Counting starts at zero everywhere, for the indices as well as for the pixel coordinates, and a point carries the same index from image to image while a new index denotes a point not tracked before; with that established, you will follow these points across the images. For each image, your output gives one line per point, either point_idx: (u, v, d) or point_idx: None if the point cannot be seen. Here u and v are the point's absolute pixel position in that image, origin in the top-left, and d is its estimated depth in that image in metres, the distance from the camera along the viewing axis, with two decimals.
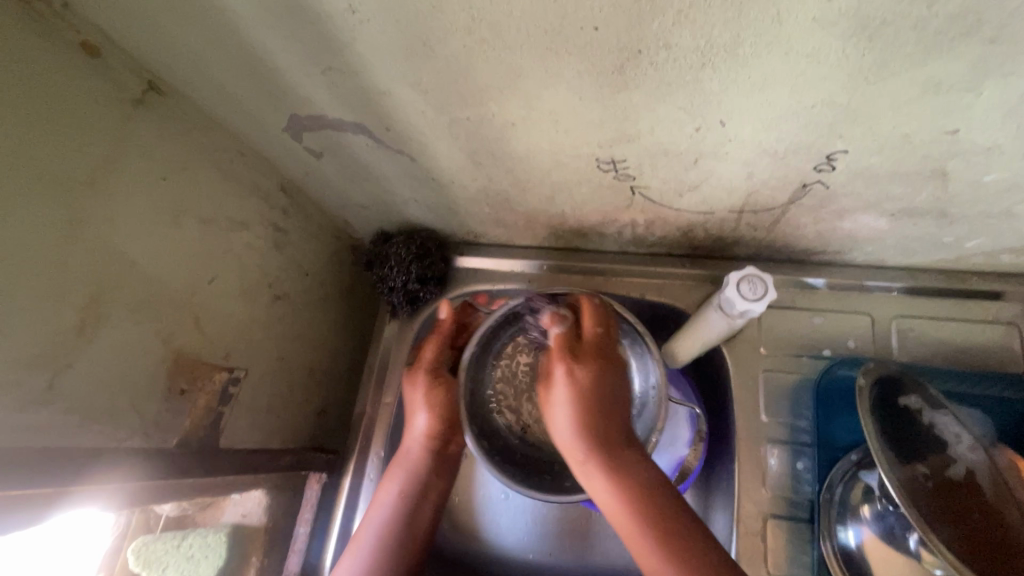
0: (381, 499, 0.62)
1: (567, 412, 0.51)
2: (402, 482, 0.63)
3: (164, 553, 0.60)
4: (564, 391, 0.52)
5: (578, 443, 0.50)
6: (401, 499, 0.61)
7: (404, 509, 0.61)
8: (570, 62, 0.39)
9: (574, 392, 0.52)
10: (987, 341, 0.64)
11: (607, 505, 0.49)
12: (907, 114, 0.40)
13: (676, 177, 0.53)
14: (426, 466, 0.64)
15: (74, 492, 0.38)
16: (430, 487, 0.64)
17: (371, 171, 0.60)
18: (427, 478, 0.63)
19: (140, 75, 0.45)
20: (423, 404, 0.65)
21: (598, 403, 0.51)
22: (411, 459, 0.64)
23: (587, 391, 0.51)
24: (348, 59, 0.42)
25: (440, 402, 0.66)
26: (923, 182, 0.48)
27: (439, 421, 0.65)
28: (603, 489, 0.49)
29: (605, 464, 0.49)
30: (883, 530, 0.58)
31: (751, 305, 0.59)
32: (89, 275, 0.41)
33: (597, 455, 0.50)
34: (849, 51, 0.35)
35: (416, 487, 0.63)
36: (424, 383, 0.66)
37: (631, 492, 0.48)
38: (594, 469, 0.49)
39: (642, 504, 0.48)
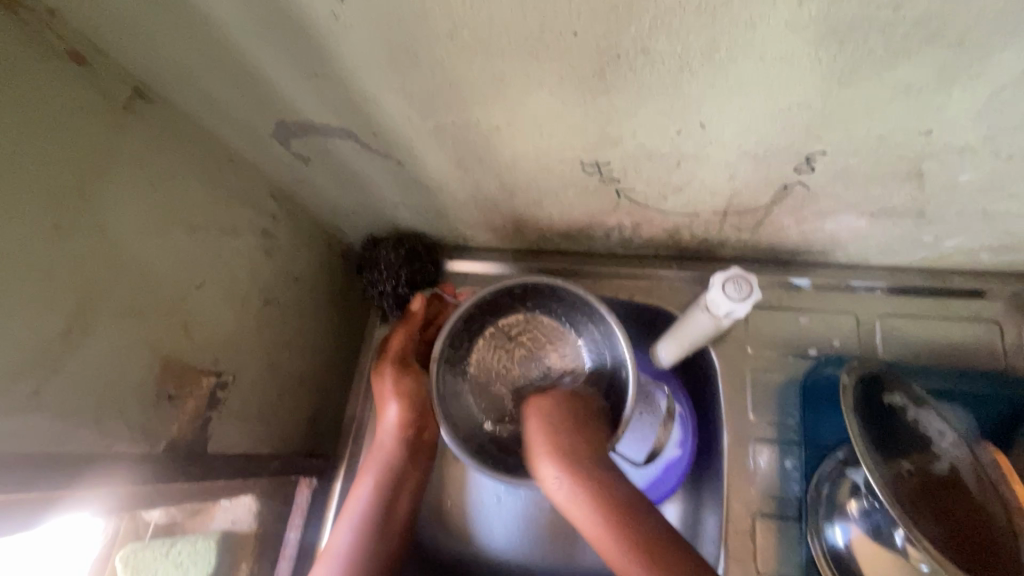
0: (359, 492, 0.62)
1: (549, 456, 0.55)
2: (377, 473, 0.62)
3: (153, 560, 0.62)
4: (540, 423, 0.58)
5: (562, 478, 0.54)
6: (376, 491, 0.61)
7: (380, 499, 0.61)
8: (552, 67, 0.40)
9: (553, 417, 0.58)
10: (969, 339, 0.66)
11: (590, 526, 0.53)
12: (881, 117, 0.41)
13: (659, 180, 0.54)
14: (400, 455, 0.64)
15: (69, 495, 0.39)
16: (404, 475, 0.63)
17: (360, 176, 0.61)
18: (401, 468, 0.63)
19: (126, 81, 0.45)
20: (392, 396, 0.66)
21: (572, 433, 0.56)
22: (383, 450, 0.64)
23: (560, 416, 0.57)
24: (334, 66, 0.43)
25: (411, 390, 0.67)
26: (900, 183, 0.49)
27: (406, 409, 0.65)
28: (596, 526, 0.52)
29: (595, 499, 0.53)
30: (870, 527, 0.58)
31: (735, 306, 0.60)
32: (77, 281, 0.41)
33: (589, 496, 0.53)
34: (822, 55, 0.36)
35: (390, 475, 0.62)
36: (391, 373, 0.68)
37: (630, 532, 0.51)
38: (585, 510, 0.53)
39: (638, 543, 0.50)
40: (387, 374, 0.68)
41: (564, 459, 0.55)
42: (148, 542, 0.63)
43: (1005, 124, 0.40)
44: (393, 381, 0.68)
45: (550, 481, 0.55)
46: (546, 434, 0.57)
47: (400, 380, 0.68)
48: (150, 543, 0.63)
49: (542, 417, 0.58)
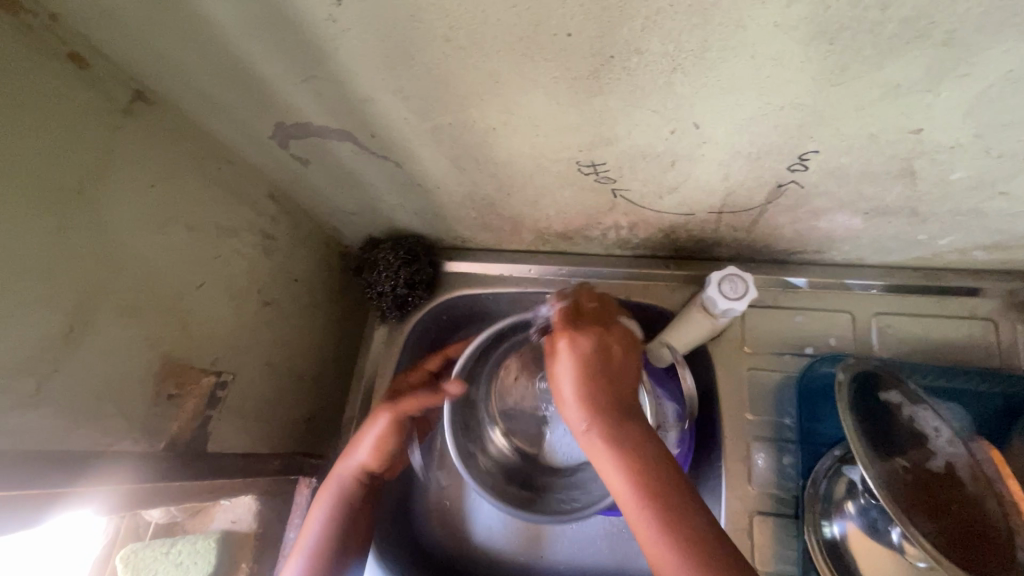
0: (313, 520, 0.61)
1: (574, 379, 0.49)
2: (330, 507, 0.61)
3: (153, 560, 0.62)
4: (566, 362, 0.51)
5: (577, 400, 0.49)
6: (331, 523, 0.60)
7: (332, 536, 0.60)
8: (547, 67, 0.40)
9: (583, 358, 0.50)
10: (966, 337, 0.66)
11: (619, 492, 0.45)
12: (872, 116, 0.42)
13: (655, 179, 0.54)
14: (358, 494, 0.63)
15: (47, 490, 0.38)
16: (359, 517, 0.62)
17: (358, 178, 0.61)
18: (357, 510, 0.62)
19: (127, 84, 0.46)
20: (372, 440, 0.64)
21: (604, 370, 0.50)
22: (345, 481, 0.63)
23: (587, 357, 0.50)
24: (331, 68, 0.44)
25: (393, 445, 0.65)
26: (893, 181, 0.50)
27: (380, 459, 0.64)
28: (613, 471, 0.46)
29: (605, 431, 0.47)
30: (866, 523, 0.59)
31: (732, 304, 0.61)
32: (78, 281, 0.42)
33: (600, 423, 0.47)
34: (810, 55, 0.36)
35: (347, 513, 0.61)
36: (386, 424, 0.65)
37: (638, 470, 0.45)
38: (593, 444, 0.47)
39: (649, 482, 0.45)
40: (394, 423, 0.65)
41: (587, 397, 0.48)
42: (150, 542, 0.63)
43: (996, 121, 0.41)
44: (387, 432, 0.65)
45: (565, 393, 0.50)
46: (573, 376, 0.50)
47: (387, 434, 0.65)
48: (151, 543, 0.63)
49: (572, 355, 0.51)
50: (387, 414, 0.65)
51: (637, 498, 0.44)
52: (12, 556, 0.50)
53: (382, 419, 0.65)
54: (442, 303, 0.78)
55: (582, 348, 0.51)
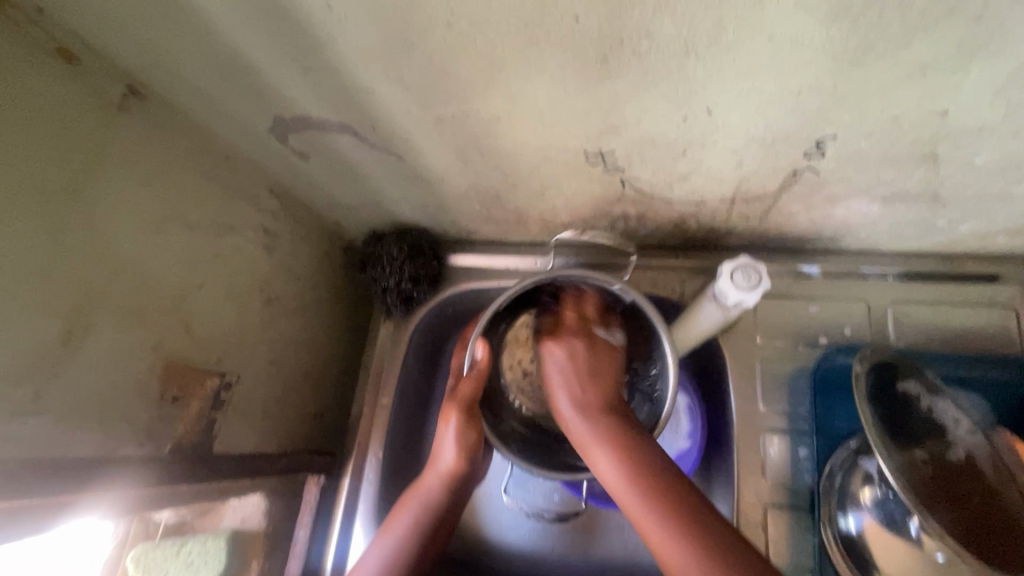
0: (393, 527, 0.59)
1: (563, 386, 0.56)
2: (419, 516, 0.60)
3: (164, 561, 0.60)
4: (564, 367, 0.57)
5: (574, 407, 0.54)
6: (412, 534, 0.59)
7: (415, 544, 0.59)
8: (552, 53, 0.39)
9: (569, 364, 0.57)
10: (985, 324, 0.64)
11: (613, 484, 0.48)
12: (894, 99, 0.40)
13: (665, 168, 0.52)
14: (441, 502, 0.61)
15: (22, 507, 0.35)
16: (441, 520, 0.62)
17: (359, 171, 0.60)
18: (441, 515, 0.61)
19: (118, 79, 0.44)
20: (452, 439, 0.61)
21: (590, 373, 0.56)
22: (430, 491, 0.61)
23: (577, 360, 0.57)
24: (329, 58, 0.42)
25: (471, 440, 0.61)
26: (914, 166, 0.48)
27: (464, 459, 0.62)
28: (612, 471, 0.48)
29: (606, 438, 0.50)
30: (883, 516, 0.56)
31: (745, 295, 0.59)
32: (73, 284, 0.41)
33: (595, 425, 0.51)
34: (832, 35, 0.35)
35: (431, 521, 0.60)
36: (458, 420, 0.61)
37: (639, 475, 0.47)
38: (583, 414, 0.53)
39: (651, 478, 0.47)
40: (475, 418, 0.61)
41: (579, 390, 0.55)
42: (158, 543, 0.60)
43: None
44: (464, 425, 0.61)
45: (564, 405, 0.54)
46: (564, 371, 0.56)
47: (467, 428, 0.61)
48: (161, 543, 0.60)
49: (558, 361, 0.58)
50: (455, 412, 0.61)
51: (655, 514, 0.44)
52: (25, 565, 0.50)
53: (453, 413, 0.61)
54: (447, 297, 0.77)
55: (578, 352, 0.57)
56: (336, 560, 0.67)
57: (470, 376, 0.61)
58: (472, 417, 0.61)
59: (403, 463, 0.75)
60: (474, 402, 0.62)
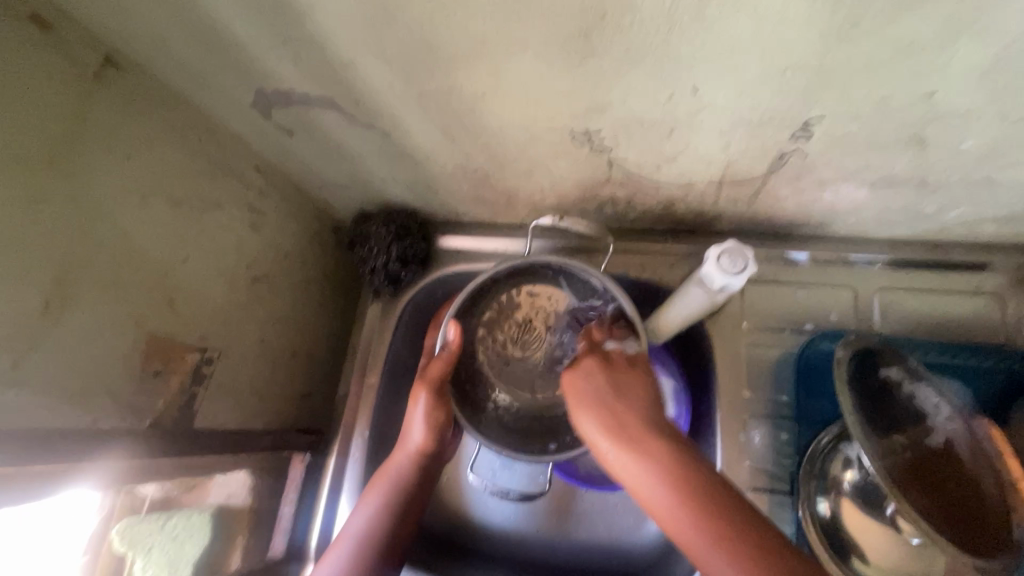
0: (363, 508, 0.60)
1: (603, 427, 0.48)
2: (388, 496, 0.61)
3: (149, 535, 0.59)
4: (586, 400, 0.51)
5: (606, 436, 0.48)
6: (383, 513, 0.60)
7: (385, 525, 0.60)
8: (535, 27, 0.38)
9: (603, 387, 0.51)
10: (971, 313, 0.64)
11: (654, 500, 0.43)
12: (881, 79, 0.39)
13: (652, 149, 0.52)
14: (412, 482, 0.62)
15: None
16: (414, 499, 0.62)
17: (345, 148, 0.59)
18: (413, 494, 0.62)
19: (95, 48, 0.43)
20: (419, 420, 0.61)
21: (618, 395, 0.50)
22: (398, 471, 0.62)
23: (601, 395, 0.50)
24: (310, 29, 0.41)
25: (440, 420, 0.61)
26: (901, 150, 0.47)
27: (432, 438, 0.62)
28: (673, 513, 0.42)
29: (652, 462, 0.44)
30: (861, 498, 0.59)
31: (730, 280, 0.59)
32: (50, 257, 0.40)
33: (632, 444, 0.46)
34: (818, 11, 0.34)
35: (401, 500, 0.61)
36: (427, 399, 0.60)
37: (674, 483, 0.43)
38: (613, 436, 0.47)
39: (692, 486, 0.42)
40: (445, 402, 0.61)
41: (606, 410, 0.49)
42: None
43: (1012, 84, 0.38)
44: (432, 405, 0.60)
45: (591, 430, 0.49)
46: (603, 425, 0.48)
47: (435, 409, 0.61)
48: None
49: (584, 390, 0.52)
50: (424, 392, 0.60)
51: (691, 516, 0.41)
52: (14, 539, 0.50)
53: (421, 395, 0.60)
54: (434, 279, 0.76)
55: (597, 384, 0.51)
56: (320, 537, 0.68)
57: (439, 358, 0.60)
58: (441, 395, 0.61)
59: (389, 443, 0.75)
60: (443, 382, 0.61)
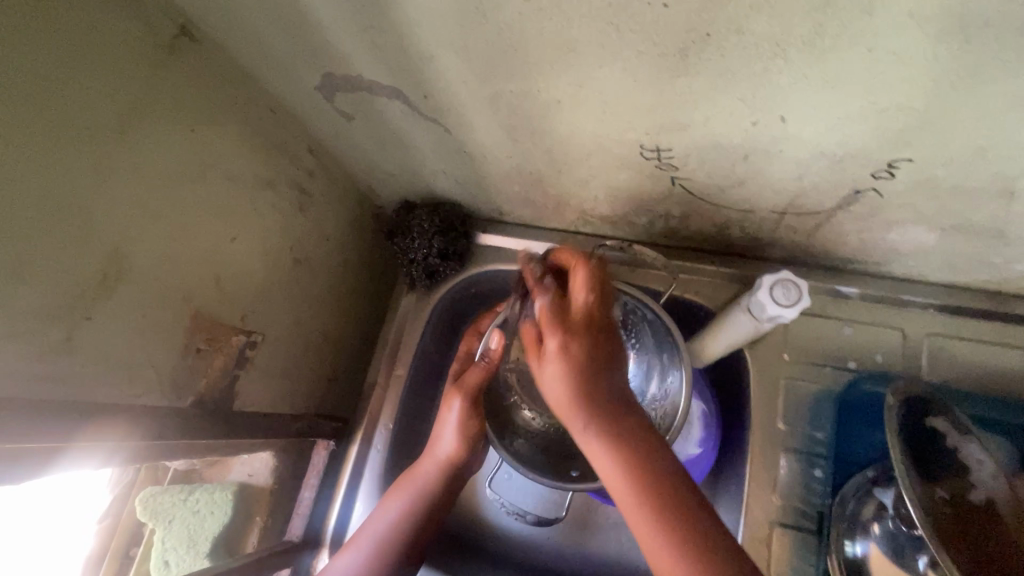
0: (387, 507, 0.60)
1: (564, 382, 0.42)
2: (411, 502, 0.60)
3: (171, 506, 0.63)
4: (557, 365, 0.42)
5: (566, 404, 0.43)
6: (404, 517, 0.59)
7: (405, 528, 0.59)
8: (631, 40, 0.37)
9: (575, 363, 0.42)
10: (1022, 368, 0.62)
11: (611, 476, 0.42)
12: (986, 127, 0.37)
13: (722, 171, 0.50)
14: (438, 489, 0.60)
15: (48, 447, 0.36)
16: (437, 506, 0.61)
17: (402, 138, 0.58)
18: (437, 500, 0.60)
19: (173, 18, 0.42)
20: (452, 429, 0.58)
21: (594, 370, 0.43)
22: (425, 477, 0.60)
23: (580, 374, 0.42)
24: (393, 19, 0.40)
25: (473, 428, 0.58)
26: (987, 200, 0.46)
27: (464, 447, 0.59)
28: (602, 462, 0.43)
29: (589, 417, 0.42)
30: (892, 548, 0.55)
31: (782, 312, 0.57)
32: (111, 228, 0.40)
33: (589, 420, 0.43)
34: (938, 54, 0.32)
35: (425, 505, 0.60)
36: (461, 407, 0.58)
37: (641, 464, 0.42)
38: (579, 407, 0.42)
39: (649, 477, 0.42)
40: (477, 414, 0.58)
41: (583, 392, 0.42)
42: (167, 487, 0.64)
43: None
44: (466, 414, 0.58)
45: (550, 386, 0.43)
46: (566, 377, 0.42)
47: (470, 419, 0.58)
48: (169, 489, 0.64)
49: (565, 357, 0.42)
50: (459, 396, 0.57)
51: (646, 504, 0.41)
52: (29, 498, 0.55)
53: (456, 401, 0.57)
54: (473, 276, 0.75)
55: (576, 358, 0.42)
56: (337, 526, 0.67)
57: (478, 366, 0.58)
58: (477, 411, 0.58)
59: (410, 436, 0.74)
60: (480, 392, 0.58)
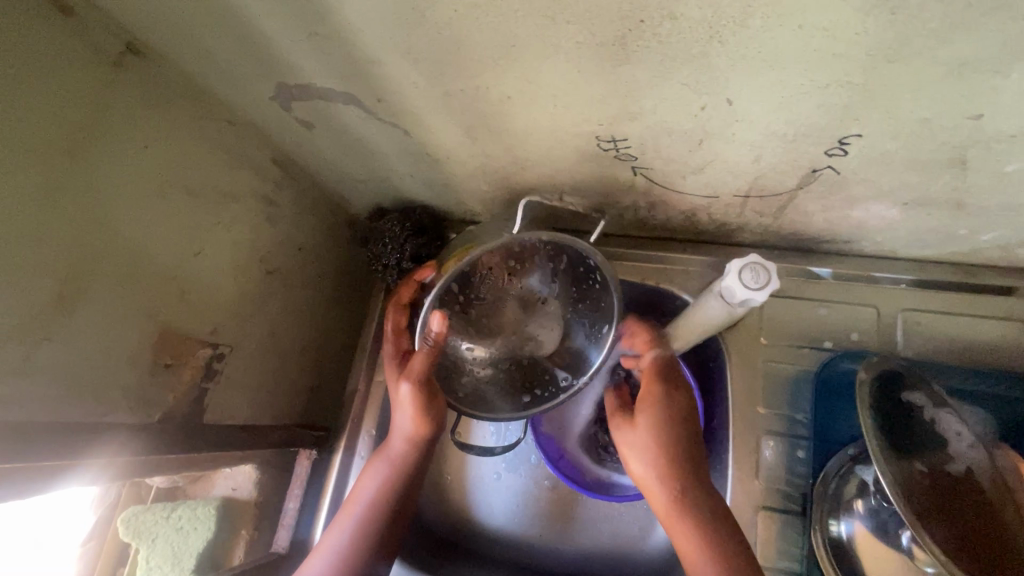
0: (364, 484, 0.61)
1: (651, 453, 0.55)
2: (387, 477, 0.61)
3: (154, 523, 0.62)
4: (647, 440, 0.56)
5: (657, 477, 0.54)
6: (382, 492, 0.60)
7: (385, 503, 0.60)
8: (570, 32, 0.37)
9: (663, 431, 0.56)
10: (998, 338, 0.63)
11: (688, 548, 0.52)
12: (927, 98, 0.38)
13: (680, 158, 0.50)
14: (410, 460, 0.61)
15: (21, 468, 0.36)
16: (414, 478, 0.62)
17: (365, 144, 0.58)
18: (411, 471, 0.61)
19: (117, 36, 0.43)
20: (408, 409, 0.57)
21: (677, 438, 0.55)
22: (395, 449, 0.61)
23: (665, 441, 0.55)
24: (336, 25, 0.40)
25: (432, 408, 0.58)
26: (941, 171, 0.46)
27: (425, 423, 0.58)
28: (693, 540, 0.52)
29: (681, 495, 0.54)
30: (876, 525, 0.58)
31: (751, 295, 0.56)
32: (66, 247, 0.40)
33: (671, 493, 0.54)
34: (868, 28, 0.33)
35: (399, 479, 0.61)
36: (412, 390, 0.56)
37: (721, 539, 0.52)
38: (666, 480, 0.54)
39: (726, 547, 0.51)
40: (435, 395, 0.57)
41: (668, 459, 0.55)
42: (149, 506, 0.64)
43: None
44: (419, 395, 0.57)
45: (641, 468, 0.55)
46: (653, 439, 0.55)
47: (424, 398, 0.57)
48: (150, 506, 0.63)
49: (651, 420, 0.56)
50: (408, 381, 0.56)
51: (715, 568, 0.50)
52: (15, 518, 0.56)
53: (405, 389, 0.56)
54: None
55: (660, 421, 0.56)
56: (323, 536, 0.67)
57: (424, 347, 0.55)
58: (430, 393, 0.57)
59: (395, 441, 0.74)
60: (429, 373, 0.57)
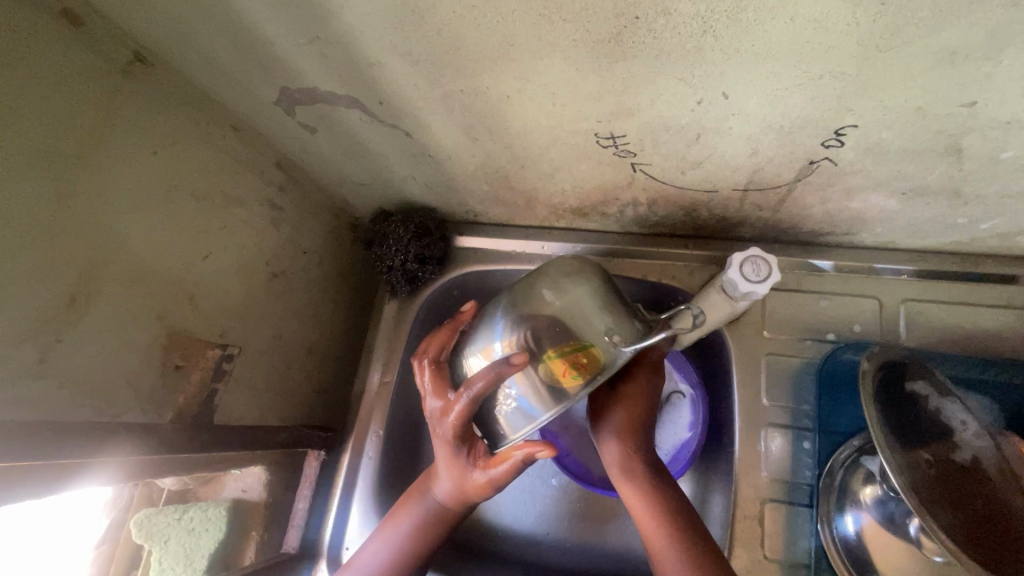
0: (390, 530, 0.57)
1: (622, 430, 0.57)
2: (414, 526, 0.57)
3: (167, 526, 0.61)
4: (619, 420, 0.57)
5: (625, 457, 0.55)
6: (406, 539, 0.56)
7: (407, 551, 0.56)
8: (566, 30, 0.38)
9: (635, 415, 0.57)
10: (999, 326, 0.63)
11: (647, 524, 0.51)
12: (920, 86, 0.38)
13: (677, 153, 0.51)
14: (443, 517, 0.56)
15: (27, 465, 0.36)
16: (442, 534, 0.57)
17: (367, 147, 0.59)
18: (442, 525, 0.56)
19: (126, 45, 0.44)
20: (453, 469, 0.53)
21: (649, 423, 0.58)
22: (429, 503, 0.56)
23: (633, 420, 0.57)
24: (336, 29, 0.41)
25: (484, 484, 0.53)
26: (937, 160, 0.46)
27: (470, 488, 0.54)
28: (647, 509, 0.52)
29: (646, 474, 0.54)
30: (883, 516, 0.57)
31: (753, 288, 0.57)
32: (77, 251, 0.41)
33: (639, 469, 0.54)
34: (858, 18, 0.33)
35: (427, 532, 0.56)
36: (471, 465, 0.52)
37: (692, 531, 0.50)
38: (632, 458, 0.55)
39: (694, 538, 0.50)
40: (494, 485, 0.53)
41: (637, 438, 0.56)
42: (162, 508, 0.62)
43: None
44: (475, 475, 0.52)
45: (611, 445, 0.56)
46: (624, 417, 0.57)
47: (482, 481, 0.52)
48: (164, 509, 0.62)
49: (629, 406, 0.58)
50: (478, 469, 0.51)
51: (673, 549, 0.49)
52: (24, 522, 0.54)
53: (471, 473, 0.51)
54: (453, 279, 0.76)
55: (634, 405, 0.58)
56: (333, 534, 0.69)
57: (515, 460, 0.49)
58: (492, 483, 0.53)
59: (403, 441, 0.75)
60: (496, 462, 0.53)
